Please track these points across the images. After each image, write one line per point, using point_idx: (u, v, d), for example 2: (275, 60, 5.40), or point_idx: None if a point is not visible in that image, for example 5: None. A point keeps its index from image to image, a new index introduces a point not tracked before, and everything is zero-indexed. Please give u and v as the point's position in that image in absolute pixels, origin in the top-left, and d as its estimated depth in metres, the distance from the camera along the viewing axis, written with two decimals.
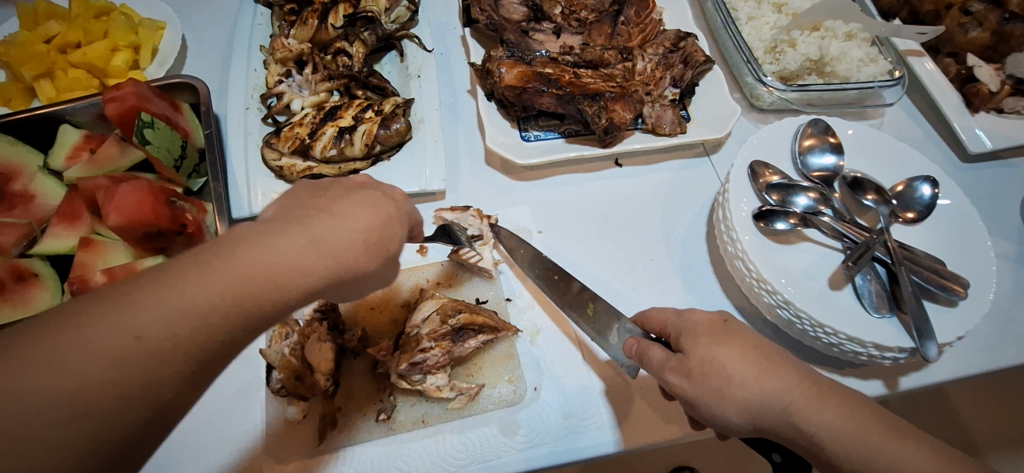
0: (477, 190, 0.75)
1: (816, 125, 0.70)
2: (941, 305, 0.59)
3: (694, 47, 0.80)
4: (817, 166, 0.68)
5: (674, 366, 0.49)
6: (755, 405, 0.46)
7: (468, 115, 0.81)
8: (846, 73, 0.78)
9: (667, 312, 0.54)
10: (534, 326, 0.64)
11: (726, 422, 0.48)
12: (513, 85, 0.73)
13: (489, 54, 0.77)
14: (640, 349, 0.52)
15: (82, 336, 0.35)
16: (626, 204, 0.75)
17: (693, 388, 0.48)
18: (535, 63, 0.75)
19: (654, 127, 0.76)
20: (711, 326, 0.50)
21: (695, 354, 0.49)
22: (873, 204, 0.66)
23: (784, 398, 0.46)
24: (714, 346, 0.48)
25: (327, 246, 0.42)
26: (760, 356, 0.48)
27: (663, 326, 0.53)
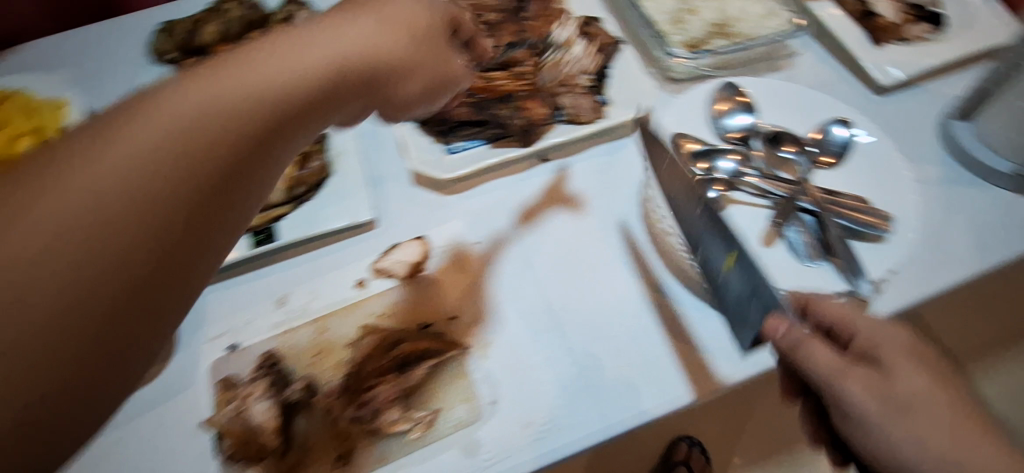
0: (412, 214, 0.73)
1: (727, 87, 0.71)
2: (871, 243, 0.60)
3: (600, 31, 0.82)
4: (734, 127, 0.69)
5: (854, 376, 0.48)
6: (928, 443, 0.47)
7: (393, 134, 0.77)
8: (750, 30, 0.78)
9: (840, 308, 0.53)
10: (538, 300, 0.67)
11: (894, 448, 0.47)
12: None
13: None
14: (797, 340, 0.50)
15: (90, 155, 0.33)
16: (560, 199, 0.74)
17: (876, 409, 0.48)
18: None
19: (572, 117, 0.76)
20: (916, 353, 0.50)
21: (898, 383, 0.48)
22: (792, 155, 0.67)
23: (955, 449, 0.46)
24: (909, 372, 0.49)
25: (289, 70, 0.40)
26: (944, 399, 0.48)
27: (842, 320, 0.52)
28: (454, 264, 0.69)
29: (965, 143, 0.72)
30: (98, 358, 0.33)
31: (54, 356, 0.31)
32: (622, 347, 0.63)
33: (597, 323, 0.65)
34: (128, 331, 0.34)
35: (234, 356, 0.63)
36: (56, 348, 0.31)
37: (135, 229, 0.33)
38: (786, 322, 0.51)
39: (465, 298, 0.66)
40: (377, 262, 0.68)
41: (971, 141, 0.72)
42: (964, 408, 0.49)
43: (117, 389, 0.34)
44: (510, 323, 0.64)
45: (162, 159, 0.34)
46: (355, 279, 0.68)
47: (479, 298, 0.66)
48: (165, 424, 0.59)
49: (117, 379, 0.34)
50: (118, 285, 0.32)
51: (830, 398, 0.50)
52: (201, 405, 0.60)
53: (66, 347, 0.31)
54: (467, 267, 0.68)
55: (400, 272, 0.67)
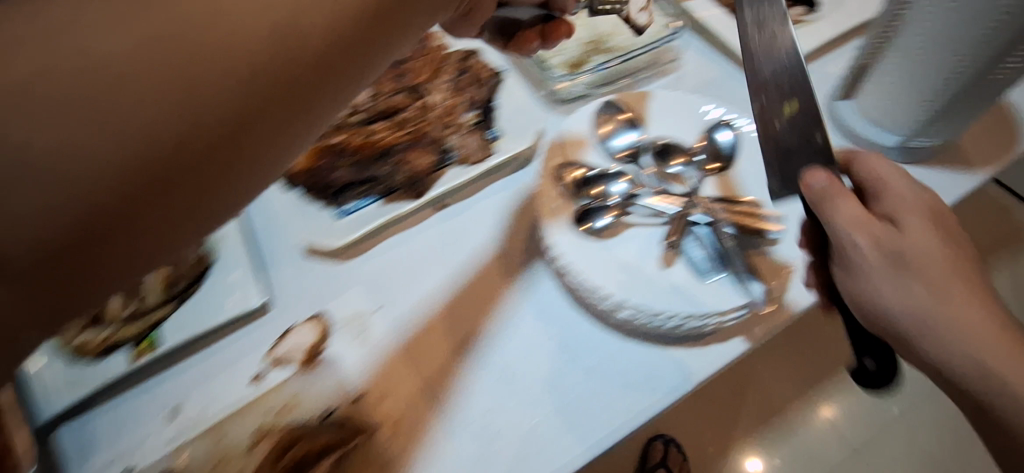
0: (309, 289, 0.69)
1: (609, 107, 0.69)
2: (760, 248, 0.60)
3: (480, 63, 0.79)
4: (621, 146, 0.67)
5: (869, 229, 0.51)
6: (917, 299, 0.51)
7: (278, 206, 0.73)
8: (625, 42, 0.76)
9: (881, 167, 0.56)
10: (450, 358, 0.63)
11: (880, 298, 0.51)
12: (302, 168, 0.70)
13: None
14: (825, 194, 0.51)
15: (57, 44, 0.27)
16: (460, 246, 0.70)
17: (878, 256, 0.51)
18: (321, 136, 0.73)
19: (463, 157, 0.73)
20: (930, 219, 0.53)
21: (912, 237, 0.52)
22: (683, 167, 0.66)
23: (943, 305, 0.50)
24: (921, 233, 0.52)
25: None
26: (950, 261, 0.51)
27: (875, 177, 0.56)
28: (354, 337, 0.65)
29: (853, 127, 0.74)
30: (139, 202, 0.29)
31: (116, 167, 0.27)
32: (539, 400, 0.60)
33: (512, 378, 0.61)
34: (200, 187, 0.31)
35: None
36: (97, 165, 0.27)
37: (205, 67, 0.29)
38: (824, 174, 0.51)
39: (368, 375, 0.62)
40: (272, 350, 0.64)
41: (861, 124, 0.74)
42: (960, 267, 0.52)
43: (121, 269, 0.31)
44: (418, 395, 0.60)
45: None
46: (250, 373, 0.63)
47: (383, 372, 0.62)
48: None
49: (158, 244, 0.31)
50: (196, 99, 0.29)
51: (844, 260, 0.53)
52: None
53: (121, 164, 0.28)
54: (367, 340, 0.64)
55: (296, 360, 0.63)
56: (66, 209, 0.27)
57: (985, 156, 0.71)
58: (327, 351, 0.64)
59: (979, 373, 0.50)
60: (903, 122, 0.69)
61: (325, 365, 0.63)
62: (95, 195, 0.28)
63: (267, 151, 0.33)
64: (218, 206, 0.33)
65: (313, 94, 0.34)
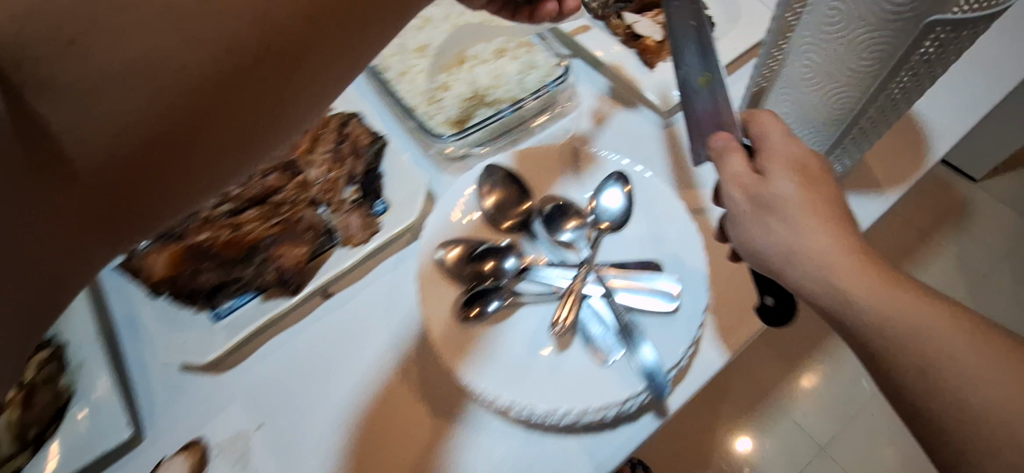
0: (187, 409, 0.63)
1: (492, 173, 0.63)
2: (662, 318, 0.55)
3: (359, 128, 0.73)
4: (508, 216, 0.62)
5: (743, 182, 0.50)
6: (787, 241, 0.47)
7: (145, 316, 0.66)
8: (509, 94, 0.70)
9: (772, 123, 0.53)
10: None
11: (753, 241, 0.49)
12: (163, 276, 0.63)
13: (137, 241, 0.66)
14: (721, 151, 0.52)
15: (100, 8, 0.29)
16: (349, 338, 0.64)
17: (747, 207, 0.49)
18: (184, 234, 0.65)
19: (345, 238, 0.67)
20: (804, 170, 0.49)
21: (773, 184, 0.48)
22: (574, 231, 0.61)
23: (821, 253, 0.45)
24: (802, 194, 0.48)
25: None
26: (823, 207, 0.47)
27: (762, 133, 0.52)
28: (235, 463, 0.59)
29: None
30: (179, 142, 0.33)
31: (142, 109, 0.31)
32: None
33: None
34: (248, 105, 0.35)
35: None
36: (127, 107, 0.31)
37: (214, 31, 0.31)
38: (725, 135, 0.52)
39: None
40: None
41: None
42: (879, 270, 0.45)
43: (174, 192, 0.36)
44: None
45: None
46: None
47: None
48: None
49: (186, 181, 0.36)
50: (205, 48, 0.31)
51: (731, 214, 0.51)
52: None
53: (152, 106, 0.31)
54: (247, 467, 0.59)
55: None
56: (101, 146, 0.31)
57: (893, 176, 0.67)
58: None
59: (883, 343, 0.43)
60: None
61: None
62: (124, 127, 0.31)
63: (326, 72, 0.38)
64: (278, 125, 0.38)
65: (345, 29, 0.37)
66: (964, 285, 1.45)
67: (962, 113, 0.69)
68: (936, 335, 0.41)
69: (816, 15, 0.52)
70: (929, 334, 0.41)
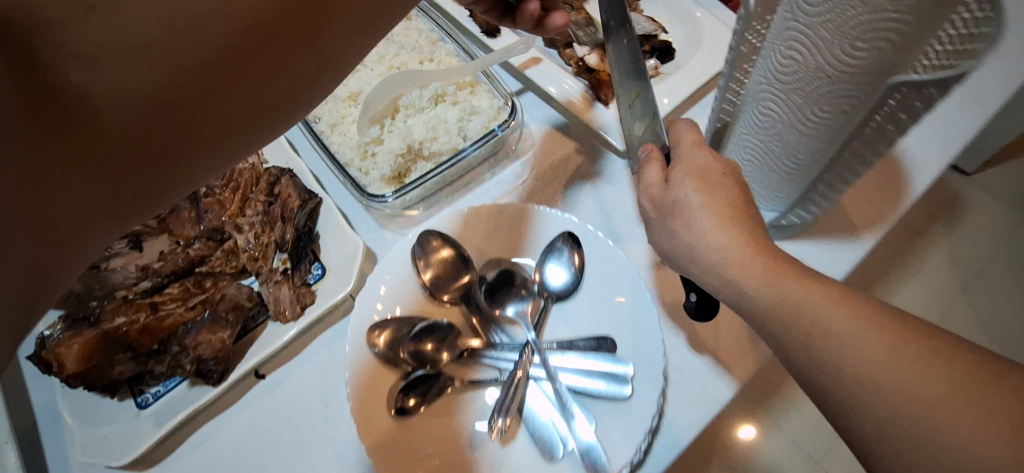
0: None
1: (426, 245, 0.57)
2: (615, 404, 0.50)
3: (289, 187, 0.67)
4: (448, 292, 0.56)
5: (649, 190, 0.50)
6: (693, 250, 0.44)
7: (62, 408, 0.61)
8: (449, 144, 0.65)
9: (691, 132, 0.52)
10: None
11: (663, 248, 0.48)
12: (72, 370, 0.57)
13: (50, 327, 0.61)
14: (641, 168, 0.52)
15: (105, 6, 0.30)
16: (285, 422, 0.60)
17: (655, 215, 0.49)
18: (100, 318, 0.60)
19: (276, 313, 0.61)
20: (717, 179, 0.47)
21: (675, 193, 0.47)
22: (521, 303, 0.56)
23: (721, 253, 0.43)
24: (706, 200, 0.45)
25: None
26: (729, 211, 0.44)
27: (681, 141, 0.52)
28: None
29: None
30: (176, 132, 0.35)
31: (176, 67, 0.32)
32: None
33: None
34: (250, 97, 0.37)
35: None
36: (156, 65, 0.31)
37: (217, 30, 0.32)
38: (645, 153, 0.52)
39: None
40: None
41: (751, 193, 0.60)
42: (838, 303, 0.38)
43: (170, 173, 0.37)
44: None
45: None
46: None
47: None
48: None
49: (181, 163, 0.37)
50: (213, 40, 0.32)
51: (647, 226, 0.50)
52: None
53: (182, 64, 0.32)
54: None
55: None
56: (121, 115, 0.32)
57: (868, 220, 0.62)
58: None
59: (824, 364, 0.37)
60: (780, 193, 0.57)
61: None
62: (140, 97, 0.32)
63: (321, 75, 0.41)
64: (289, 102, 0.40)
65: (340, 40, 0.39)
66: (963, 284, 1.27)
67: (942, 146, 0.63)
68: (863, 346, 0.35)
69: (772, 57, 0.46)
70: (854, 342, 0.35)
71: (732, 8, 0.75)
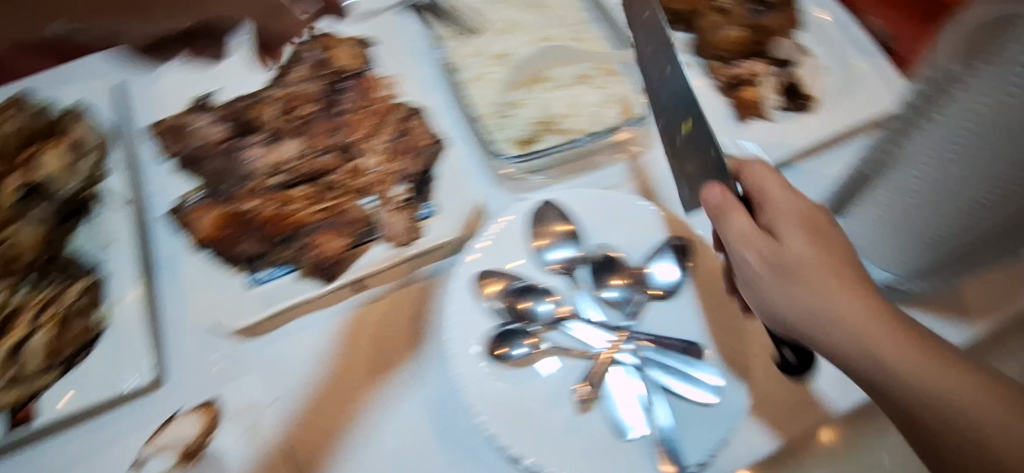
0: (201, 365, 0.64)
1: (548, 211, 0.60)
2: (698, 406, 0.52)
3: (421, 127, 0.71)
4: (553, 260, 0.59)
5: (755, 244, 0.51)
6: (802, 301, 0.49)
7: (184, 270, 0.68)
8: (581, 127, 0.66)
9: (776, 195, 0.53)
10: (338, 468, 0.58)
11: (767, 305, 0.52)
12: (209, 234, 0.65)
13: (184, 197, 0.70)
14: (719, 210, 0.53)
15: None
16: (375, 336, 0.64)
17: (762, 270, 0.51)
18: (234, 197, 0.67)
19: (387, 237, 0.66)
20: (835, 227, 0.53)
21: (785, 248, 0.51)
22: (620, 290, 0.58)
23: (846, 320, 0.48)
24: (813, 266, 0.50)
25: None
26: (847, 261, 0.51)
27: (760, 194, 0.54)
28: (246, 429, 0.60)
29: None
30: None
31: None
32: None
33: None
34: None
35: None
36: None
37: None
38: (719, 189, 0.53)
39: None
40: (156, 437, 0.60)
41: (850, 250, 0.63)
42: (936, 372, 0.46)
43: None
44: None
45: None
46: (131, 459, 0.60)
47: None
48: None
49: None
50: None
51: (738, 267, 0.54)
52: None
53: None
54: (259, 434, 0.60)
55: (175, 451, 0.59)
56: None
57: (983, 307, 0.61)
58: (210, 444, 0.60)
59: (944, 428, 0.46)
60: (903, 259, 0.58)
61: (207, 455, 0.59)
62: None
63: None
64: None
65: None
66: None
67: None
68: (965, 409, 0.45)
69: (937, 138, 0.48)
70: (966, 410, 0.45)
71: (892, 63, 0.74)
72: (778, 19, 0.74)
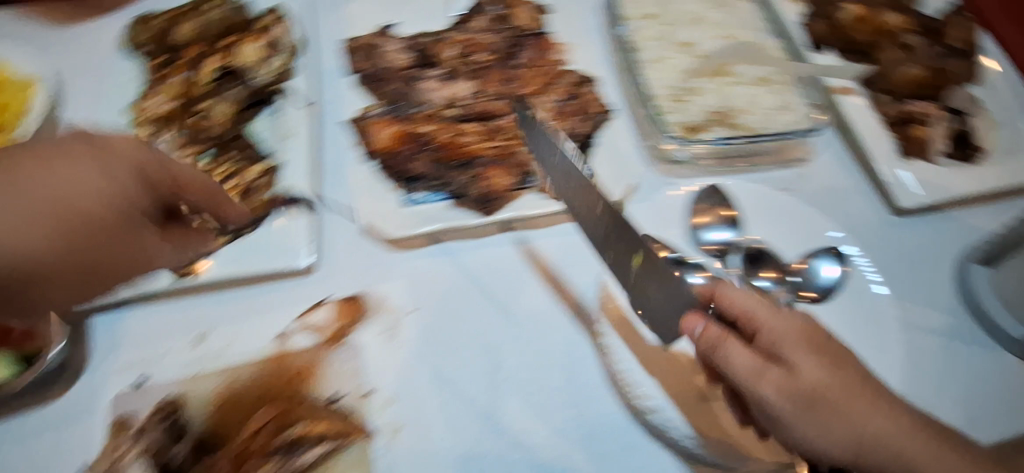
0: (351, 263, 0.69)
1: (710, 197, 0.64)
2: None
3: (593, 94, 0.74)
4: (711, 240, 0.62)
5: (768, 378, 0.50)
6: (844, 437, 0.50)
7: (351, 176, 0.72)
8: (754, 125, 0.68)
9: (779, 326, 0.52)
10: (466, 384, 0.62)
11: (799, 434, 0.51)
12: (385, 147, 0.69)
13: (364, 111, 0.75)
14: (715, 340, 0.52)
15: None
16: (517, 274, 0.68)
17: (785, 406, 0.50)
18: (411, 120, 0.72)
19: (544, 188, 0.69)
20: None
21: (804, 379, 0.50)
22: (771, 283, 0.60)
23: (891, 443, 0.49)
24: (835, 393, 0.50)
25: (53, 183, 0.56)
26: None
27: (746, 318, 0.53)
28: (385, 331, 0.65)
29: (982, 303, 0.65)
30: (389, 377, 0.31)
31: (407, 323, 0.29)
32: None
33: (512, 454, 0.59)
34: None
35: (140, 392, 0.61)
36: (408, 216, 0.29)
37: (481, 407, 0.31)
38: (702, 321, 0.53)
39: (386, 374, 0.63)
40: (305, 316, 0.65)
41: (992, 303, 0.64)
42: None
43: None
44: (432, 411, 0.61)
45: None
46: (278, 330, 0.65)
47: (406, 376, 0.63)
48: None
49: None
50: None
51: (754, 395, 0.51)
52: (93, 444, 0.59)
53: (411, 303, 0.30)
54: (397, 337, 0.64)
55: (323, 333, 0.64)
56: None
57: None
58: (352, 335, 0.64)
59: None
60: None
61: (349, 342, 0.64)
62: None
63: None
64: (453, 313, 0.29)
65: None
66: None
67: None
68: None
69: None
70: None
71: None
72: (960, 65, 0.76)
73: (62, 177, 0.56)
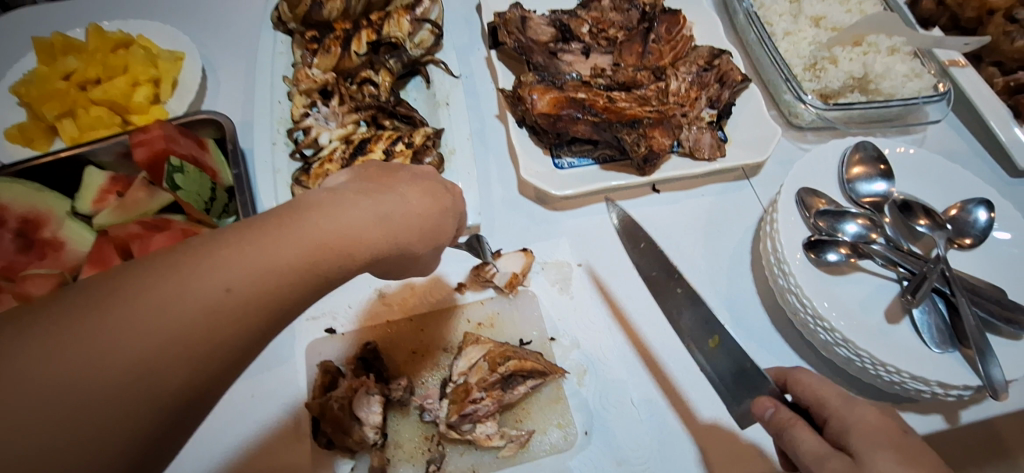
0: (514, 222, 0.73)
1: (865, 150, 0.68)
2: (1005, 338, 0.58)
3: (729, 64, 0.78)
4: (867, 193, 0.67)
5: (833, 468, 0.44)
6: None
7: (501, 143, 0.80)
8: (890, 90, 0.76)
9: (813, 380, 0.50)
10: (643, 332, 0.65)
11: None
12: (546, 112, 0.71)
13: (519, 79, 0.75)
14: (783, 424, 0.47)
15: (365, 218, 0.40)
16: (671, 232, 0.73)
17: None
18: (565, 87, 0.74)
19: (691, 150, 0.74)
20: None
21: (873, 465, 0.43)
22: (926, 230, 0.63)
23: None
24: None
25: (407, 218, 0.43)
26: None
27: (817, 403, 0.49)
28: (556, 283, 0.68)
29: None
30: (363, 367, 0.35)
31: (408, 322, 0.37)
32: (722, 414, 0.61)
33: (694, 390, 0.62)
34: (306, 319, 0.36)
35: (329, 340, 0.63)
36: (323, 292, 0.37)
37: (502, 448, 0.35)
38: (771, 404, 0.49)
39: (566, 321, 0.66)
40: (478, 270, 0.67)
41: None
42: None
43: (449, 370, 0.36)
44: (621, 349, 0.64)
45: (301, 286, 0.37)
46: (455, 282, 0.68)
47: (583, 323, 0.66)
48: (257, 413, 0.59)
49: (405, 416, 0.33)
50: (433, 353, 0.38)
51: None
52: (301, 386, 0.61)
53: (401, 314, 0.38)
54: (570, 288, 0.68)
55: (503, 280, 0.66)
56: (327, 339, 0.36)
57: None
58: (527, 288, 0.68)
59: None
60: None
61: (527, 291, 0.67)
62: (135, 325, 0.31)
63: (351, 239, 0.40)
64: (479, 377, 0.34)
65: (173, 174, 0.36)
66: None
67: None
68: None
69: None
70: None
71: None
72: None
73: (423, 192, 0.45)
